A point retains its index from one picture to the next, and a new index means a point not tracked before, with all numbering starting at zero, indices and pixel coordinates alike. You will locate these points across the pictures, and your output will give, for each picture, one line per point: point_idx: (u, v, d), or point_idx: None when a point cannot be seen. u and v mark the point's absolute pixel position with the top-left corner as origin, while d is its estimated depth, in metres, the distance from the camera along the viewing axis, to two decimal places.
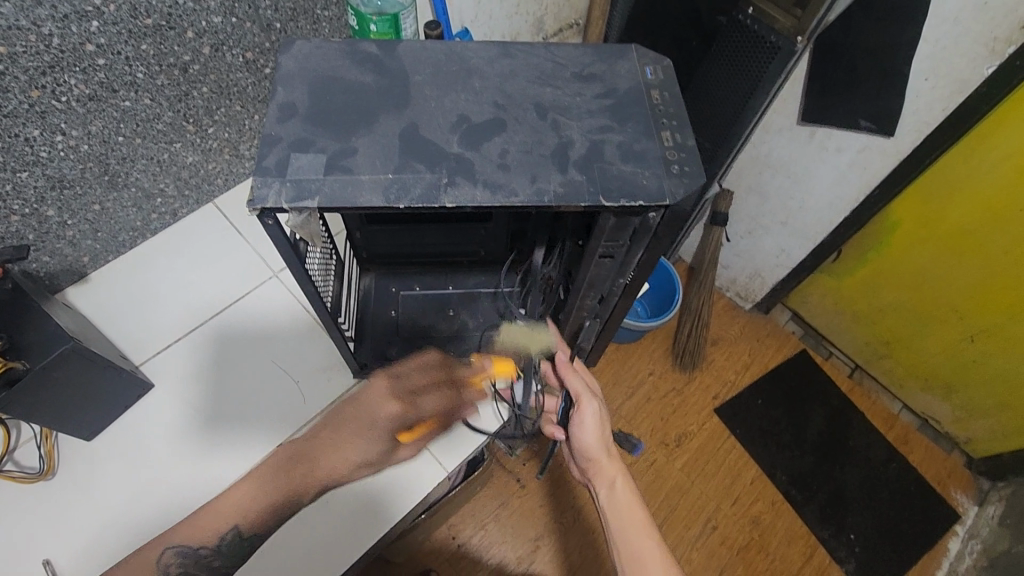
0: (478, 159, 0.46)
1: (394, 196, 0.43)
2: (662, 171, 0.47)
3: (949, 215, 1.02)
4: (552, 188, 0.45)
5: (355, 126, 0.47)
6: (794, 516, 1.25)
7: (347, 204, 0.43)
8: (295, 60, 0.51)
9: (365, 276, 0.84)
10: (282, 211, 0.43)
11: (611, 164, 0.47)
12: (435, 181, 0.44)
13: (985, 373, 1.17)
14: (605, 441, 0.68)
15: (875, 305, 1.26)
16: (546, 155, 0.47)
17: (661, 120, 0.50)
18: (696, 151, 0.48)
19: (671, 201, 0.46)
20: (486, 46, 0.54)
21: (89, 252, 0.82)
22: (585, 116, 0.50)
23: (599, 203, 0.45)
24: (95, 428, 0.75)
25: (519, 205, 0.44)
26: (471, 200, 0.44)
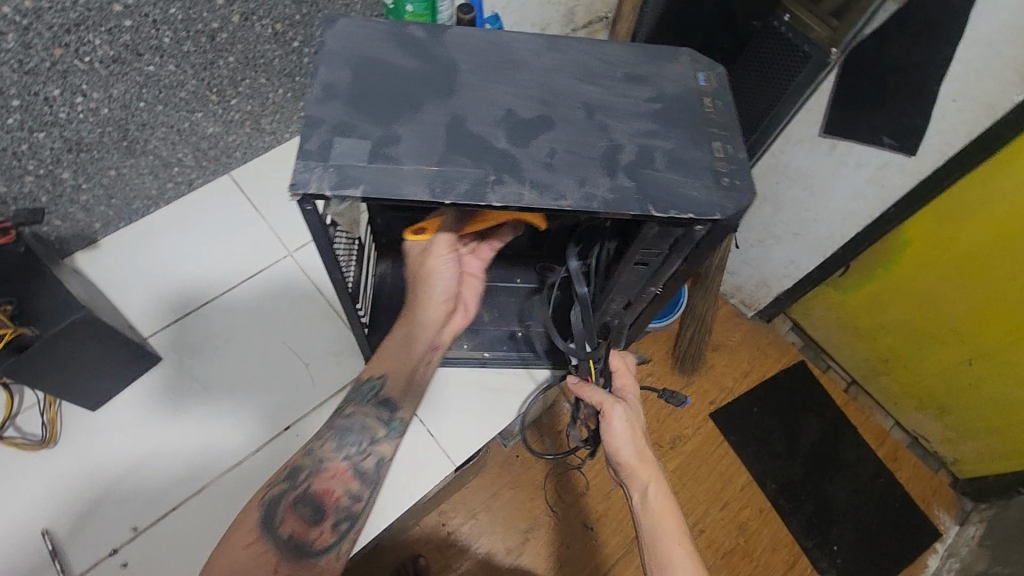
0: (525, 157, 0.45)
1: (439, 190, 0.42)
2: (710, 182, 0.46)
3: (961, 238, 1.01)
4: (601, 193, 0.44)
5: (399, 113, 0.46)
6: (780, 525, 1.26)
7: (391, 195, 0.42)
8: (338, 39, 0.49)
9: (381, 262, 0.82)
10: (323, 198, 0.42)
11: (659, 171, 0.46)
12: (481, 177, 0.43)
13: (983, 397, 1.17)
14: (638, 446, 0.64)
15: (879, 322, 1.26)
16: (593, 158, 0.46)
17: (711, 128, 0.49)
18: (747, 165, 0.47)
19: (720, 214, 0.45)
20: (533, 38, 0.52)
21: (102, 219, 0.80)
22: (633, 119, 0.49)
23: (647, 212, 0.44)
24: (100, 400, 0.73)
25: (566, 208, 0.43)
26: (518, 199, 0.43)
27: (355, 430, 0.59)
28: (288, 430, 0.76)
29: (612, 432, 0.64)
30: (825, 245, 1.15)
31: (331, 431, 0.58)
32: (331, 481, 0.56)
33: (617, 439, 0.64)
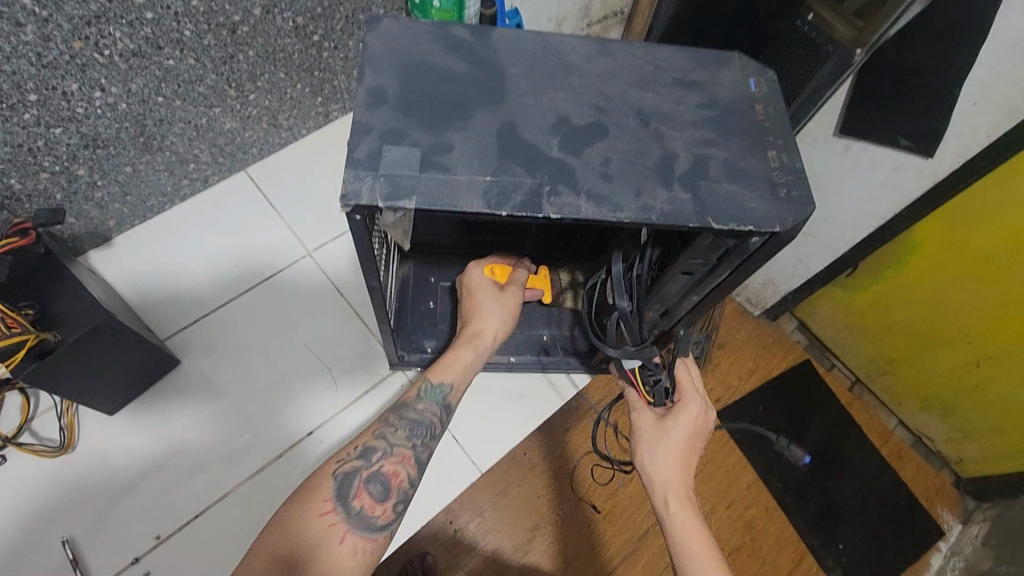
0: (581, 166, 0.44)
1: (495, 201, 0.41)
2: (768, 193, 0.45)
3: (975, 239, 0.77)
4: (659, 205, 0.42)
5: (450, 120, 0.44)
6: None
7: (446, 206, 0.40)
8: (382, 40, 0.47)
9: (404, 264, 0.80)
10: (375, 209, 0.40)
11: (716, 182, 0.44)
12: (536, 188, 0.42)
13: (992, 402, 0.91)
14: (679, 475, 0.55)
15: (889, 324, 0.97)
16: (650, 168, 0.44)
17: (766, 137, 0.47)
18: (803, 174, 0.46)
19: (779, 226, 0.44)
20: (584, 42, 0.50)
21: (115, 216, 0.78)
22: (688, 127, 0.47)
23: (706, 224, 0.43)
24: (120, 404, 0.71)
25: (625, 220, 0.42)
26: (575, 211, 0.41)
27: (424, 423, 0.57)
28: (310, 435, 0.74)
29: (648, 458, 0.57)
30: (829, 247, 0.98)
31: (402, 419, 0.57)
32: (398, 465, 0.54)
33: (685, 451, 0.56)
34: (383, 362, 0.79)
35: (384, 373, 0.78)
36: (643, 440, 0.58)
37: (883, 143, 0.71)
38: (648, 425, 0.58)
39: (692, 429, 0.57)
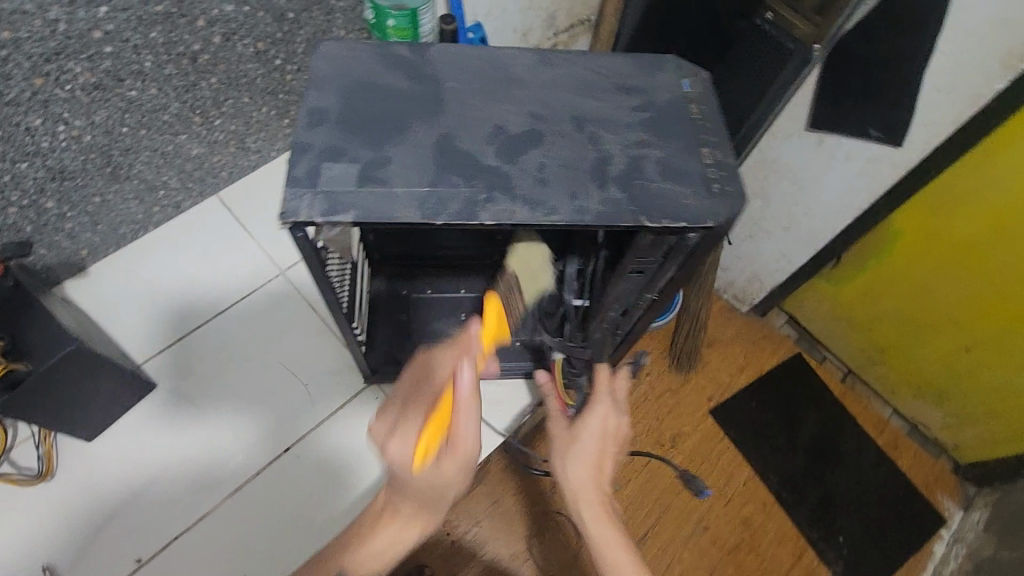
0: (516, 173, 0.45)
1: (431, 210, 0.42)
2: (702, 190, 0.46)
3: (957, 226, 1.03)
4: (592, 206, 0.44)
5: (388, 134, 0.45)
6: (784, 517, 1.26)
7: (382, 218, 0.41)
8: (323, 60, 0.48)
9: (376, 278, 0.82)
10: (314, 225, 0.42)
11: (651, 180, 0.46)
12: (471, 196, 0.43)
13: (988, 384, 1.18)
14: (594, 484, 0.60)
15: (872, 313, 1.28)
16: (585, 171, 0.45)
17: (700, 135, 0.49)
18: (737, 170, 0.47)
19: (713, 222, 0.45)
20: (523, 52, 0.51)
21: (88, 245, 0.79)
22: (625, 129, 0.48)
23: (640, 223, 0.44)
24: (97, 430, 0.72)
25: (559, 222, 0.43)
26: (510, 217, 0.43)
27: None
28: (288, 451, 0.75)
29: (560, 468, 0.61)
30: (815, 236, 1.15)
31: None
32: None
33: (600, 458, 0.61)
34: (358, 375, 0.80)
35: (359, 385, 0.79)
36: (559, 451, 0.62)
37: (857, 135, 0.90)
38: (564, 438, 0.63)
39: (604, 439, 0.62)
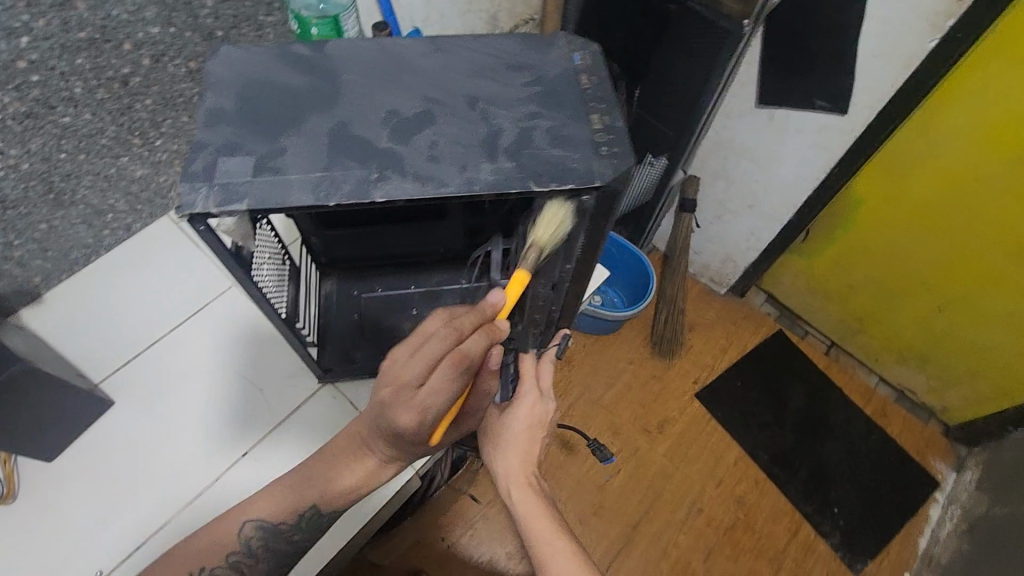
0: (409, 152, 0.47)
1: (324, 192, 0.44)
2: (590, 153, 0.48)
3: (918, 190, 1.39)
4: (482, 176, 0.46)
5: (284, 127, 0.48)
6: (778, 494, 1.66)
7: (276, 204, 0.43)
8: (223, 65, 0.51)
9: (326, 281, 0.83)
10: (211, 215, 0.44)
11: (540, 149, 0.48)
12: (364, 176, 0.45)
13: (965, 326, 1.54)
14: (520, 467, 0.75)
15: (847, 282, 1.73)
16: (475, 145, 0.48)
17: (590, 102, 0.51)
18: (625, 132, 0.49)
19: (601, 181, 0.47)
20: (417, 41, 0.54)
21: (40, 272, 0.81)
22: (516, 104, 0.50)
23: (529, 187, 0.46)
24: (56, 449, 0.73)
25: (450, 193, 0.45)
26: (402, 192, 0.45)
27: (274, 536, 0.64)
28: (244, 455, 0.76)
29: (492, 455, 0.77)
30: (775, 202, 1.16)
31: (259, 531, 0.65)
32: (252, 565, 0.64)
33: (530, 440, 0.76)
34: (311, 375, 0.81)
35: (314, 386, 0.81)
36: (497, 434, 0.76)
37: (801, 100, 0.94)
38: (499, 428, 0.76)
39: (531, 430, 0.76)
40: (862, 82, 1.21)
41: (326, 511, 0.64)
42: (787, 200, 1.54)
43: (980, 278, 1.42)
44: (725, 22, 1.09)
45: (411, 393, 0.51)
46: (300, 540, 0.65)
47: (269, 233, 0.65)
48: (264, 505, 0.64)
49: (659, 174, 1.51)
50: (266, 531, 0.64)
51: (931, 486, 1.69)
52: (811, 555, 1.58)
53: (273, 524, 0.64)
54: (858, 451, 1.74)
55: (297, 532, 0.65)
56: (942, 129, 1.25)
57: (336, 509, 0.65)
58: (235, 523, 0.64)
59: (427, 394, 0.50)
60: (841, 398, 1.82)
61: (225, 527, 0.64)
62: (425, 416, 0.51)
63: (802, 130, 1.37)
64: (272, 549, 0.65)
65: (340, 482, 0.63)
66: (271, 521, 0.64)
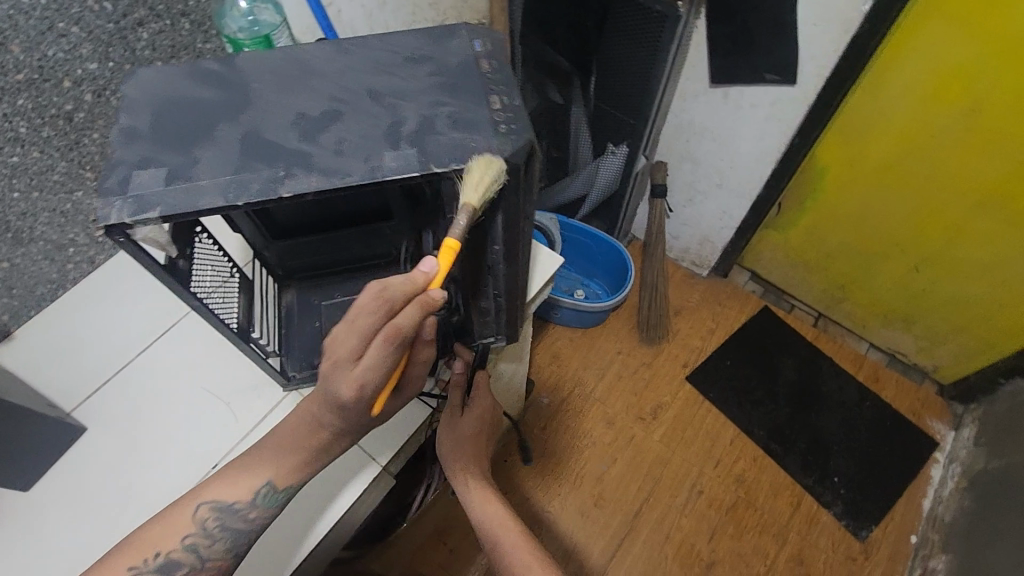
0: (316, 149, 0.49)
1: (233, 194, 0.47)
2: (490, 132, 0.50)
3: (877, 152, 1.40)
4: (385, 163, 0.48)
5: (196, 138, 0.50)
6: (777, 469, 1.65)
7: (189, 208, 0.46)
8: (136, 87, 0.53)
9: (286, 293, 0.84)
10: (127, 225, 0.46)
11: (441, 133, 0.50)
12: (272, 174, 0.47)
13: (946, 281, 1.54)
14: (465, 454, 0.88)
15: (823, 252, 1.73)
16: (379, 136, 0.50)
17: (490, 85, 0.53)
18: (523, 109, 0.52)
19: (501, 156, 0.49)
20: (322, 46, 0.56)
21: (6, 310, 0.84)
22: (419, 95, 0.53)
23: (430, 169, 0.48)
24: (31, 480, 0.75)
25: (354, 182, 0.47)
26: (307, 186, 0.47)
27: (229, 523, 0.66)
28: (215, 467, 0.78)
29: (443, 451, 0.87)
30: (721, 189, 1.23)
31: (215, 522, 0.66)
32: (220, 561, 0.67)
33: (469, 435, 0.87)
34: (278, 385, 0.83)
35: (281, 393, 0.83)
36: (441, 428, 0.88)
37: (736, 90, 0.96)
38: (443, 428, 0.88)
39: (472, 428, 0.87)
40: (805, 51, 1.23)
41: (281, 488, 0.66)
42: (751, 175, 1.55)
43: (950, 231, 1.43)
44: (659, 7, 1.14)
45: (349, 366, 0.55)
46: (258, 519, 0.67)
47: (209, 246, 0.68)
48: (222, 487, 0.66)
49: (622, 163, 1.53)
50: (223, 512, 0.66)
51: (930, 446, 1.68)
52: (816, 526, 1.57)
53: (231, 505, 0.66)
54: (854, 418, 1.73)
55: (257, 510, 0.67)
56: (891, 88, 1.27)
57: (291, 485, 0.67)
58: (193, 507, 0.66)
59: (362, 369, 0.53)
60: (832, 367, 1.82)
61: (184, 513, 0.65)
62: (363, 395, 0.56)
63: (756, 104, 1.38)
64: (230, 530, 0.66)
65: (287, 465, 0.66)
66: (229, 502, 0.66)
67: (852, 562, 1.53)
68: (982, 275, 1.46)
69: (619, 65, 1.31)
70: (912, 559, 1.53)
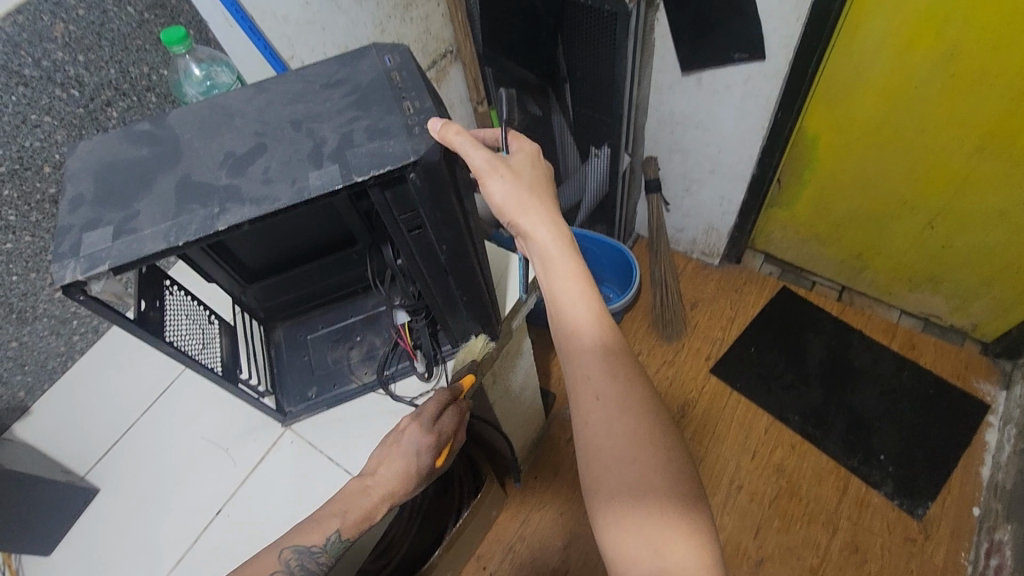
0: (244, 182, 0.55)
1: (173, 236, 0.52)
2: (405, 135, 0.55)
3: (862, 110, 1.36)
4: (310, 183, 0.53)
5: (137, 193, 0.55)
6: (819, 454, 1.57)
7: (133, 256, 0.51)
8: (81, 159, 0.60)
9: (274, 330, 0.88)
10: (82, 283, 0.51)
11: (360, 146, 0.55)
12: (207, 214, 0.53)
13: (968, 231, 1.46)
14: (521, 195, 0.63)
15: (833, 222, 1.67)
16: (302, 159, 0.55)
17: (401, 94, 0.58)
18: (433, 109, 0.57)
19: (417, 156, 0.53)
20: (245, 90, 0.62)
21: (23, 387, 0.91)
22: (335, 115, 0.58)
23: (352, 180, 0.53)
24: (51, 543, 0.79)
25: (283, 205, 0.52)
26: (239, 217, 0.52)
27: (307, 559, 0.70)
28: (220, 512, 0.80)
29: (495, 192, 0.63)
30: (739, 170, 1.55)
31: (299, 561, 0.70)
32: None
33: (552, 239, 0.63)
34: (275, 424, 0.85)
35: (278, 433, 0.85)
36: (559, 314, 0.63)
37: None
38: (575, 342, 0.62)
39: (597, 331, 0.61)
40: (767, 24, 1.20)
41: (347, 537, 0.71)
42: (740, 157, 1.53)
43: (957, 179, 1.37)
44: (608, 6, 1.14)
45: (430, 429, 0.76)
46: (326, 564, 0.71)
47: (182, 297, 0.71)
48: (299, 533, 0.70)
49: (608, 163, 1.53)
50: (303, 555, 0.69)
51: (981, 410, 1.59)
52: (867, 509, 1.48)
53: (309, 549, 0.70)
54: (893, 390, 1.64)
55: (327, 556, 0.71)
56: (865, 43, 1.23)
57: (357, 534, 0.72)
58: (274, 553, 0.69)
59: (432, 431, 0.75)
60: (862, 340, 1.74)
61: (264, 563, 0.69)
62: (437, 443, 0.76)
63: (730, 86, 1.36)
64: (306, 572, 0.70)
65: (353, 516, 0.71)
66: (307, 547, 0.69)
67: (912, 544, 1.43)
68: (1000, 220, 1.39)
69: (587, 70, 1.31)
70: (977, 533, 1.42)
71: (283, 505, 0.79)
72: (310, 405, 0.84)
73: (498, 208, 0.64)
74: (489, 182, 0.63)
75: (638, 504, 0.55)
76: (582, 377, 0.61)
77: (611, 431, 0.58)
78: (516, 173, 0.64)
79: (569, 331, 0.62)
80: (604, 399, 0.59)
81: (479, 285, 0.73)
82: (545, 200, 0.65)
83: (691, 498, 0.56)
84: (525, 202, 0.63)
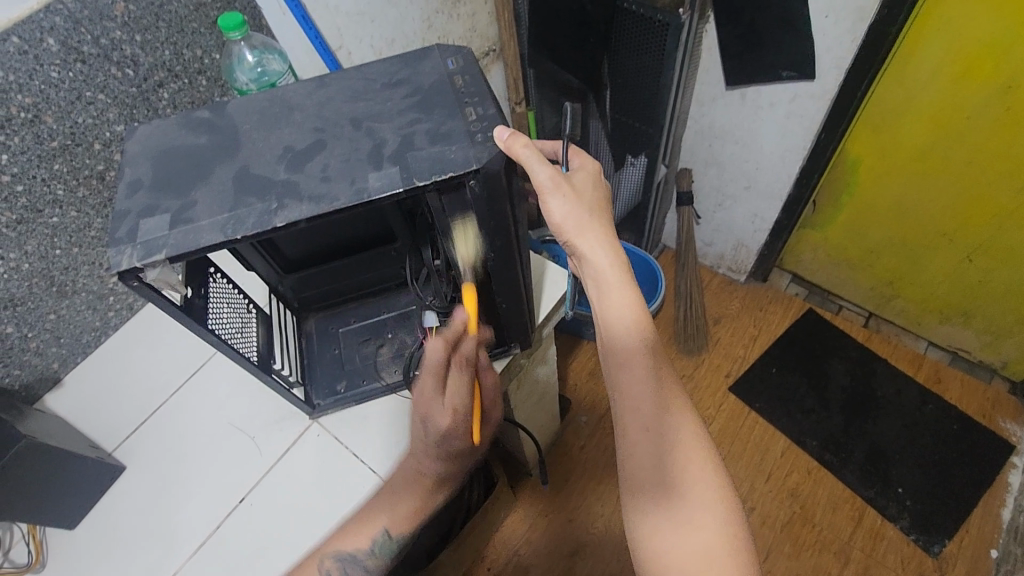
0: (303, 178, 0.54)
1: (231, 229, 0.51)
2: (466, 141, 0.54)
3: (910, 137, 1.33)
4: (369, 184, 0.53)
5: (194, 182, 0.55)
6: (836, 482, 1.55)
7: (189, 246, 0.51)
8: (139, 142, 0.60)
9: (306, 320, 0.87)
10: (137, 270, 0.51)
11: (420, 149, 0.54)
12: (265, 208, 0.52)
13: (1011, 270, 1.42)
14: (580, 215, 0.62)
15: (867, 248, 1.64)
16: (362, 160, 0.55)
17: (463, 99, 0.58)
18: (496, 117, 0.56)
19: (479, 164, 0.53)
20: (305, 84, 0.62)
21: (57, 358, 0.93)
22: (396, 116, 0.58)
23: (414, 184, 0.52)
24: (76, 516, 0.80)
25: (341, 205, 0.52)
26: (297, 214, 0.52)
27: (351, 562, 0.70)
28: (243, 501, 0.80)
29: (554, 209, 0.62)
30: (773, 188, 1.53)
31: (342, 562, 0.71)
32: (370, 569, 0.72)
33: (608, 262, 0.62)
34: (303, 415, 0.85)
35: (305, 425, 0.85)
36: (610, 338, 0.62)
37: None
38: (623, 369, 0.60)
39: (649, 363, 0.60)
40: (820, 43, 1.18)
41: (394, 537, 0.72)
42: (778, 176, 1.50)
43: (1002, 216, 1.34)
44: (660, 16, 1.14)
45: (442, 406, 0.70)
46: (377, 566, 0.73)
47: (224, 285, 0.71)
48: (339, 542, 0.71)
49: (643, 174, 1.51)
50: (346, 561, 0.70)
51: (1005, 449, 1.56)
52: (881, 542, 1.46)
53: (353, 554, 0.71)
54: (916, 424, 1.61)
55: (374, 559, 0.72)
56: (919, 70, 1.21)
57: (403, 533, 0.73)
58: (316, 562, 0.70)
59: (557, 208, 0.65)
60: (887, 370, 1.71)
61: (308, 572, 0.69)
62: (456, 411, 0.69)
63: (776, 103, 1.34)
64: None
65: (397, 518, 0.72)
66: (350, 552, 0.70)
67: None
68: None
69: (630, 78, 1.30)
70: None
71: (307, 498, 0.79)
72: (338, 399, 0.83)
73: (556, 225, 0.64)
74: (547, 200, 0.62)
75: (688, 540, 0.54)
76: (629, 407, 0.59)
77: (656, 464, 0.57)
78: (579, 193, 0.64)
79: (619, 356, 0.61)
80: (652, 428, 0.58)
81: (518, 294, 0.72)
82: (604, 222, 0.64)
83: (737, 540, 0.55)
84: (582, 223, 0.62)
